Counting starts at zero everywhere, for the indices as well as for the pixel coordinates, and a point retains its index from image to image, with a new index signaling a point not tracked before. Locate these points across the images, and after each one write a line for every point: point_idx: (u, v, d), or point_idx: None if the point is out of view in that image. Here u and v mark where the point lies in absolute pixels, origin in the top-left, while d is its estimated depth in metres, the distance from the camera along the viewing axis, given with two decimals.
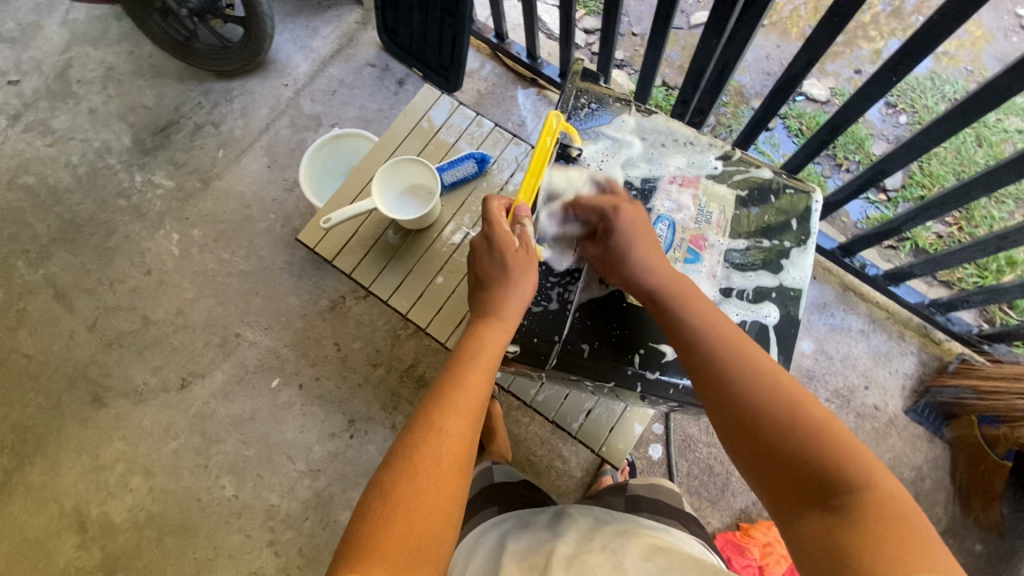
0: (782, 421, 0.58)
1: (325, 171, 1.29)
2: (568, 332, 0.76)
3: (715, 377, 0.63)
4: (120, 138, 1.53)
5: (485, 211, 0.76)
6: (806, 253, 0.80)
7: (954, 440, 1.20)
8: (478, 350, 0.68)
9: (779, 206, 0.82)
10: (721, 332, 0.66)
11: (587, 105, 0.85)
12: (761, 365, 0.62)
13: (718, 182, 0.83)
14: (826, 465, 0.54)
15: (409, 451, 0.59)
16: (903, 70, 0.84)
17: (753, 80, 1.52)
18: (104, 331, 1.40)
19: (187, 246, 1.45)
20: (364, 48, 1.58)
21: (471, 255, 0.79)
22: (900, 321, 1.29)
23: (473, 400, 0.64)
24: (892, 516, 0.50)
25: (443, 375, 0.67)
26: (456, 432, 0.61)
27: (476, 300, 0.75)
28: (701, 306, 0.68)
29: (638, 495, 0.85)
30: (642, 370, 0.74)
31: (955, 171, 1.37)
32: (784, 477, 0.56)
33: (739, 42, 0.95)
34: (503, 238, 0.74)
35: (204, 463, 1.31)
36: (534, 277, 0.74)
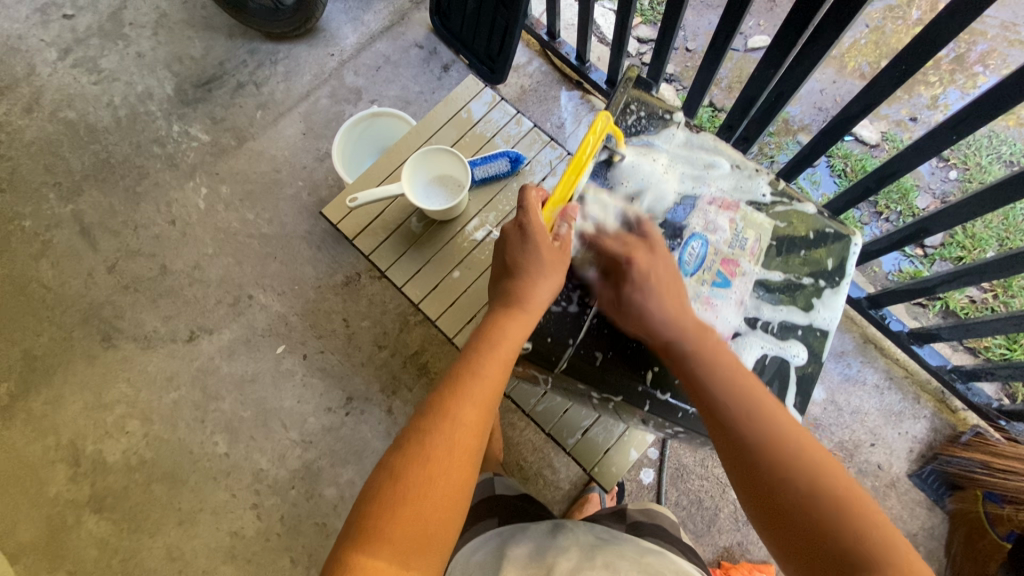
0: (808, 494, 0.56)
1: (358, 148, 1.29)
2: (583, 337, 0.75)
3: (736, 441, 0.60)
4: (163, 86, 1.55)
5: (523, 200, 0.73)
6: (838, 294, 0.78)
7: (955, 512, 1.16)
8: (498, 340, 0.67)
9: (818, 242, 0.79)
10: (741, 388, 0.63)
11: (637, 114, 0.83)
12: (782, 429, 0.60)
13: (759, 211, 0.81)
14: (855, 543, 0.53)
15: (422, 436, 0.59)
16: (966, 129, 0.80)
17: (803, 113, 1.48)
18: (122, 274, 1.42)
19: (213, 202, 1.46)
20: (414, 28, 1.57)
21: (500, 241, 0.75)
22: (918, 382, 1.25)
23: (490, 388, 0.63)
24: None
25: (463, 361, 0.66)
26: (469, 423, 0.60)
27: (502, 287, 0.72)
28: (721, 358, 0.66)
29: (638, 522, 0.84)
30: (653, 389, 0.73)
31: (1000, 236, 1.32)
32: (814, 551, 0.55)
33: (797, 76, 0.92)
34: (540, 230, 0.71)
35: (201, 417, 1.33)
36: (563, 273, 0.72)
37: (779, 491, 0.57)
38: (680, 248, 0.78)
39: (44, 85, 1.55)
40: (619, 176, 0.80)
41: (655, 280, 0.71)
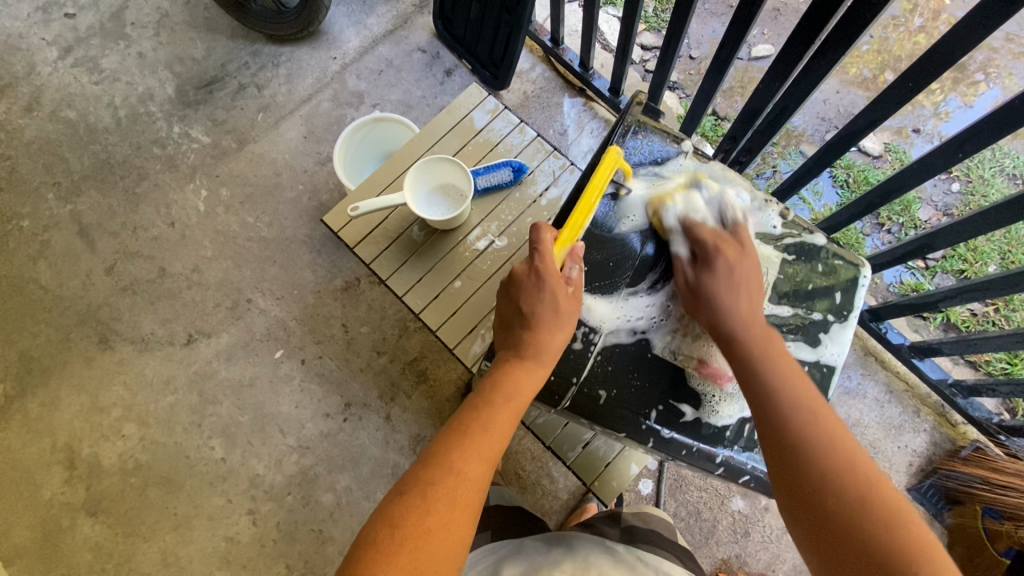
0: (854, 499, 0.58)
1: (359, 153, 1.28)
2: (587, 375, 0.76)
3: (784, 439, 0.62)
4: (164, 87, 1.54)
5: (537, 242, 0.73)
6: (846, 328, 0.80)
7: (954, 526, 1.16)
8: (509, 394, 0.68)
9: (825, 276, 0.81)
10: (802, 395, 0.65)
11: (642, 143, 0.82)
12: (836, 437, 0.62)
13: (767, 243, 0.81)
14: (896, 554, 0.55)
15: (425, 487, 0.59)
16: (972, 148, 0.79)
17: (807, 123, 1.47)
18: (120, 276, 1.41)
19: (213, 205, 1.45)
20: (417, 32, 1.56)
21: (510, 283, 0.75)
22: (918, 396, 1.25)
23: (496, 444, 0.64)
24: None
25: (472, 412, 0.66)
26: (473, 477, 0.61)
27: (512, 337, 0.73)
28: (782, 361, 0.68)
29: (631, 526, 0.83)
30: (657, 427, 0.75)
31: (1001, 250, 1.32)
32: (842, 555, 0.57)
33: (803, 90, 0.91)
34: (553, 278, 0.71)
35: (198, 422, 1.32)
36: (574, 322, 0.73)
37: (819, 493, 0.59)
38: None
39: (44, 85, 1.54)
40: (625, 208, 0.80)
41: (738, 278, 0.72)
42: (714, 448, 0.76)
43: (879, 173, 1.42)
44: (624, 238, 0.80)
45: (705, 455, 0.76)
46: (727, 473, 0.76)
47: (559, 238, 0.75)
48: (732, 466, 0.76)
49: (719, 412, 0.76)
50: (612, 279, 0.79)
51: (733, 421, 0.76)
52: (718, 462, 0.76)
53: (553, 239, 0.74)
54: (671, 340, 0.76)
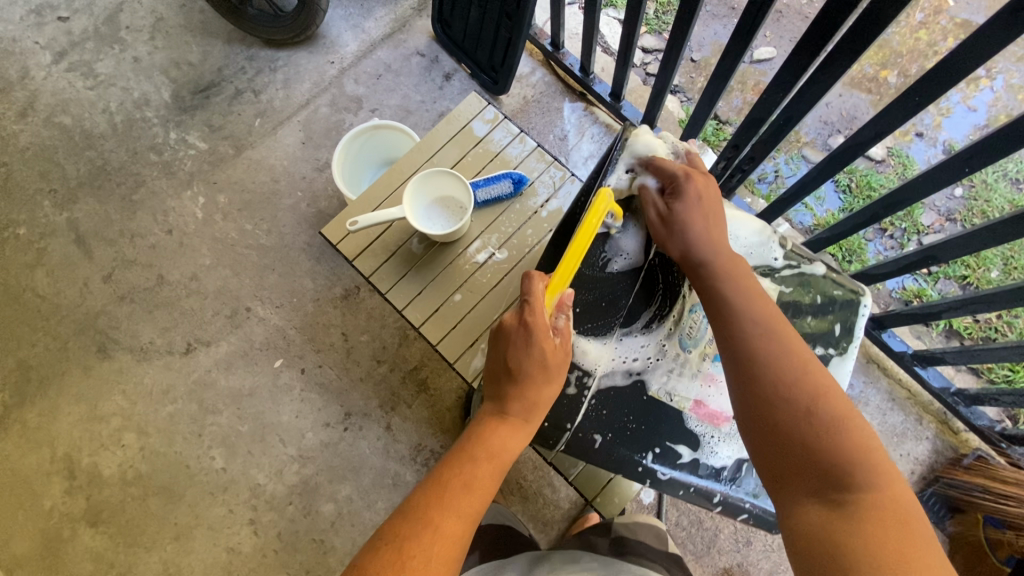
0: (803, 407, 0.60)
1: (358, 160, 1.27)
2: (580, 421, 0.78)
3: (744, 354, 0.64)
4: (160, 92, 1.52)
5: (529, 293, 0.72)
6: (845, 360, 0.81)
7: (955, 534, 1.16)
8: (494, 452, 0.68)
9: (825, 307, 0.83)
10: (765, 312, 0.68)
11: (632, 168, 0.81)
12: (794, 354, 0.63)
13: (766, 277, 0.83)
14: (838, 455, 0.57)
15: (400, 544, 0.59)
16: (979, 163, 0.78)
17: (809, 126, 1.46)
18: (118, 284, 1.40)
19: (211, 212, 1.44)
20: (416, 35, 1.55)
21: (499, 336, 0.73)
22: (920, 403, 1.25)
23: (477, 501, 0.64)
24: (896, 517, 0.54)
25: (454, 467, 0.67)
26: (451, 534, 0.61)
27: (500, 390, 0.72)
28: (746, 284, 0.71)
29: (620, 538, 0.85)
30: (654, 468, 0.78)
31: (1004, 255, 1.31)
32: (793, 459, 0.59)
33: (808, 100, 0.90)
34: (542, 333, 0.71)
35: (198, 431, 1.32)
36: (563, 374, 0.73)
37: (775, 400, 0.61)
38: (682, 322, 0.82)
39: (39, 90, 1.53)
40: (618, 247, 0.82)
41: (705, 207, 0.76)
42: (712, 486, 0.78)
43: (882, 178, 1.41)
44: (617, 278, 0.82)
45: (704, 495, 0.78)
46: (726, 511, 0.78)
47: (550, 284, 0.73)
48: (730, 504, 0.77)
49: (717, 452, 0.78)
50: (607, 319, 0.82)
51: (731, 461, 0.78)
52: (716, 501, 0.78)
53: (545, 287, 0.73)
54: (665, 382, 0.80)
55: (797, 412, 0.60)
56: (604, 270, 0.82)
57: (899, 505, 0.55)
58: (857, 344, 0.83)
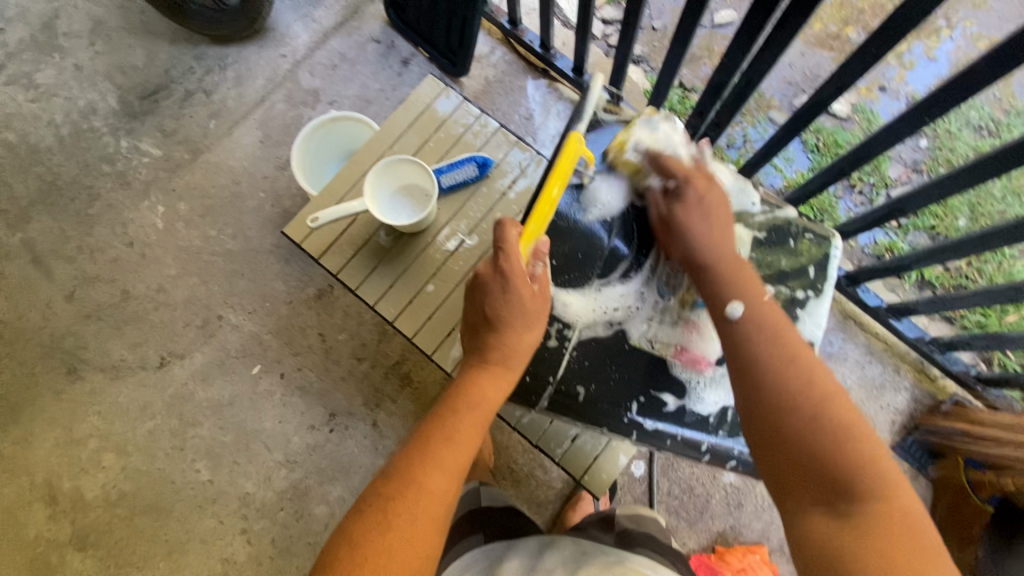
0: (808, 417, 0.61)
1: (319, 154, 1.23)
2: (563, 373, 0.78)
3: (747, 365, 0.66)
4: (106, 99, 1.46)
5: (502, 240, 0.70)
6: (821, 302, 0.81)
7: (938, 478, 1.20)
8: (475, 402, 0.68)
9: (799, 249, 0.82)
10: (770, 323, 0.69)
11: (599, 125, 0.84)
12: (795, 363, 0.65)
13: (739, 223, 0.83)
14: (843, 466, 0.58)
15: (386, 504, 0.58)
16: (938, 111, 0.78)
17: (773, 88, 1.45)
18: (82, 302, 1.36)
19: (172, 221, 1.39)
20: (369, 21, 1.50)
21: (476, 287, 0.73)
22: (897, 354, 1.27)
23: (462, 454, 0.64)
24: (900, 524, 0.55)
25: (436, 422, 0.66)
26: (438, 489, 0.60)
27: (481, 341, 0.72)
28: (755, 295, 0.70)
29: (627, 530, 0.83)
30: (639, 419, 0.77)
31: (971, 203, 1.33)
32: (801, 469, 0.60)
33: (767, 61, 0.89)
34: (519, 281, 0.70)
35: (180, 445, 1.29)
36: (543, 321, 0.73)
37: (780, 411, 0.62)
38: (659, 269, 0.80)
39: None
40: (592, 198, 0.82)
41: (709, 212, 0.75)
42: (699, 435, 0.77)
43: (848, 135, 1.42)
44: (591, 228, 0.82)
45: (690, 444, 0.77)
46: (714, 460, 0.77)
47: (524, 233, 0.72)
48: (719, 452, 0.77)
49: (704, 398, 0.77)
50: (583, 271, 0.81)
51: (716, 409, 0.77)
52: (704, 450, 0.77)
53: (519, 236, 0.72)
54: (645, 329, 0.79)
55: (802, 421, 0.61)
56: (579, 221, 0.82)
57: (903, 512, 0.56)
58: (831, 285, 0.82)
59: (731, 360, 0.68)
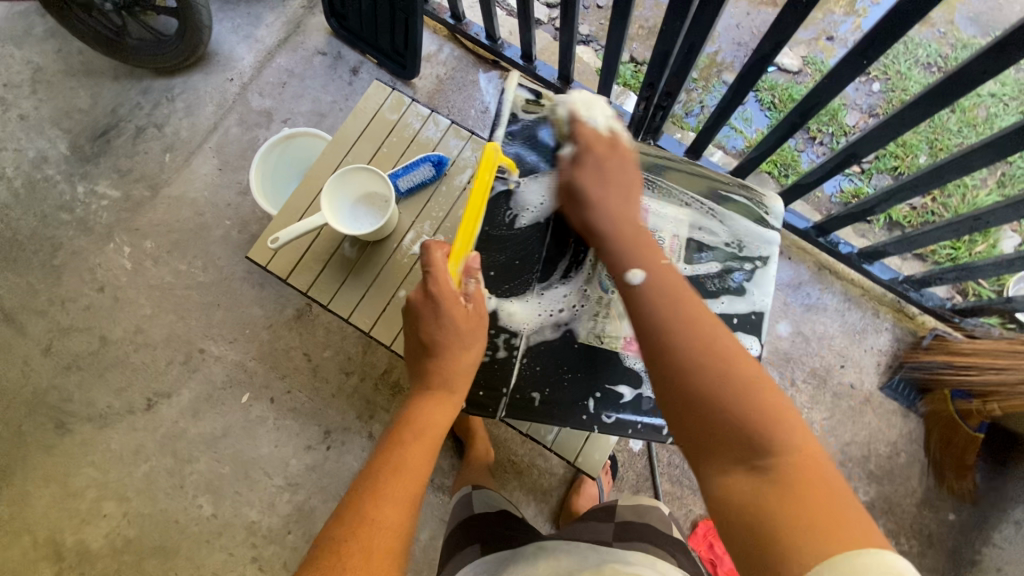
0: (706, 367, 0.57)
1: (278, 174, 1.21)
2: (517, 381, 0.78)
3: (647, 326, 0.61)
4: (56, 146, 1.43)
5: (429, 264, 0.70)
6: (768, 270, 0.83)
7: (929, 414, 1.21)
8: (422, 429, 0.66)
9: (736, 216, 0.85)
10: (673, 286, 0.63)
11: (525, 123, 0.83)
12: (694, 318, 0.60)
13: (674, 203, 0.84)
14: (751, 419, 0.54)
15: (339, 546, 0.55)
16: (875, 53, 0.80)
17: (723, 50, 1.45)
18: (60, 354, 1.34)
19: (140, 260, 1.37)
20: (313, 34, 1.48)
21: (408, 314, 0.72)
22: (874, 297, 1.28)
23: (414, 482, 0.62)
24: (812, 479, 0.50)
25: (382, 454, 0.64)
26: (392, 522, 0.58)
27: (421, 366, 0.71)
28: (656, 258, 0.66)
29: (626, 523, 0.83)
30: (598, 415, 0.78)
31: (929, 140, 1.35)
32: (712, 427, 0.55)
33: (705, 24, 0.90)
34: (452, 302, 0.69)
35: (179, 483, 1.28)
36: (483, 337, 0.73)
37: (687, 370, 0.57)
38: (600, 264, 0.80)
39: None
40: (523, 202, 0.81)
41: (608, 176, 0.70)
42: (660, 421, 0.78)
43: (802, 89, 1.43)
44: (526, 232, 0.81)
45: (654, 429, 0.78)
46: None
47: (452, 252, 0.73)
48: None
49: None
50: (523, 276, 0.80)
51: None
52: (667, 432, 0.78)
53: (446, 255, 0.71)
54: (592, 327, 0.79)
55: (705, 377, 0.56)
56: (512, 227, 0.81)
57: (813, 460, 0.52)
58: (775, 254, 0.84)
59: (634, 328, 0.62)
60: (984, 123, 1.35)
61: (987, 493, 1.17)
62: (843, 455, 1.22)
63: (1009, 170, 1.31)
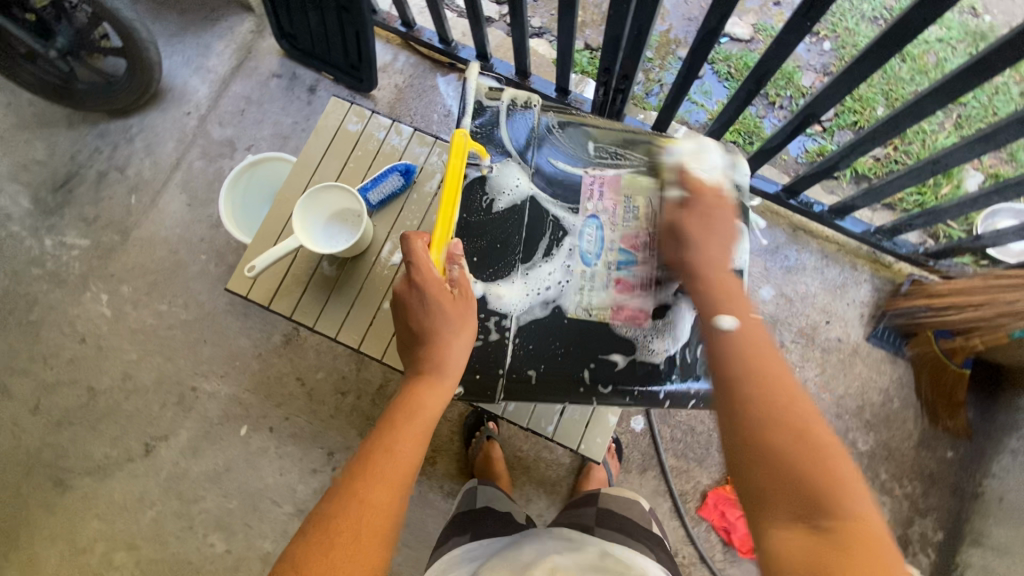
0: (774, 414, 0.58)
1: (248, 201, 1.20)
2: (510, 361, 0.78)
3: (726, 362, 0.64)
4: (18, 201, 1.40)
5: (411, 255, 0.70)
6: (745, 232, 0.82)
7: (915, 357, 1.24)
8: (413, 412, 0.66)
9: None
10: (760, 342, 0.65)
11: (490, 113, 0.84)
12: (774, 373, 0.61)
13: (642, 174, 0.84)
14: (811, 477, 0.53)
15: (327, 523, 0.57)
16: (817, 14, 0.81)
17: (675, 26, 1.46)
18: (49, 412, 1.32)
19: (119, 306, 1.36)
20: (266, 58, 1.47)
21: (398, 306, 0.73)
22: (850, 251, 1.31)
23: (403, 466, 0.62)
24: (868, 548, 0.48)
25: (375, 435, 0.64)
26: (379, 502, 0.59)
27: (414, 353, 0.71)
28: (740, 308, 0.67)
29: (609, 511, 0.86)
30: (595, 386, 0.78)
31: (884, 92, 1.37)
32: (770, 475, 0.55)
33: (650, 4, 0.91)
34: (437, 287, 0.70)
35: (188, 524, 1.27)
36: (472, 323, 0.73)
37: (751, 410, 0.59)
38: (578, 236, 0.82)
39: None
40: (498, 185, 0.81)
41: (709, 226, 0.74)
42: (655, 386, 0.78)
43: (756, 56, 1.45)
44: (503, 215, 0.81)
45: (650, 394, 0.78)
46: (675, 404, 0.78)
47: (434, 240, 0.73)
48: (677, 396, 0.78)
49: (652, 349, 0.78)
50: (506, 259, 0.80)
51: (663, 357, 0.79)
52: (663, 396, 0.78)
53: (427, 244, 0.72)
54: (580, 300, 0.80)
55: (774, 424, 0.57)
56: (490, 211, 0.81)
57: (872, 530, 0.50)
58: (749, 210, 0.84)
59: (711, 363, 0.65)
60: (935, 68, 1.38)
61: (980, 427, 1.20)
62: (839, 408, 1.24)
63: (964, 111, 1.34)
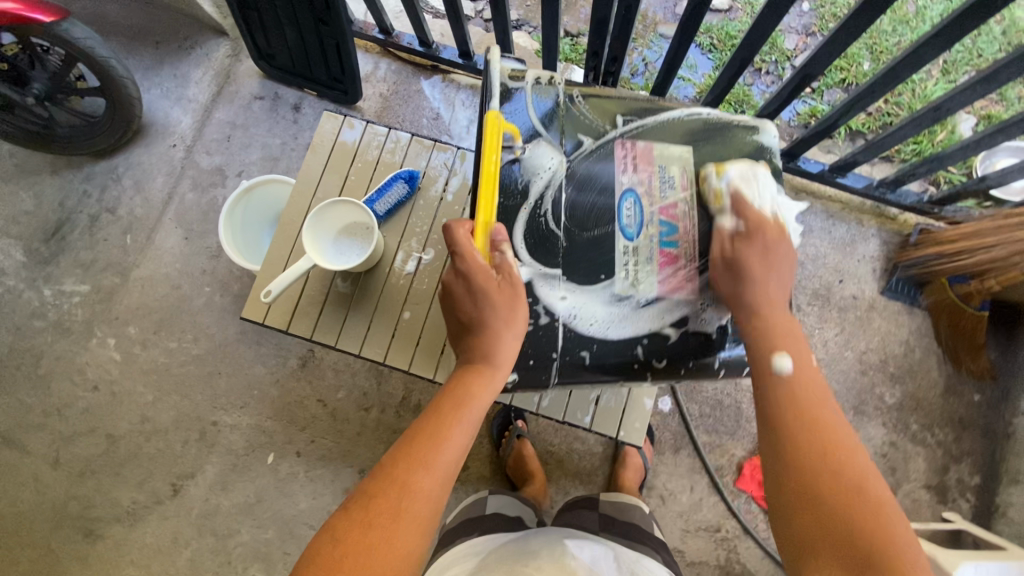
0: (829, 455, 0.60)
1: (249, 226, 1.18)
2: (562, 344, 0.73)
3: (785, 393, 0.65)
4: (11, 255, 1.37)
5: (454, 243, 0.70)
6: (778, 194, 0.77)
7: (932, 305, 1.24)
8: (461, 402, 0.64)
9: (733, 139, 0.79)
10: (815, 389, 0.66)
11: (508, 91, 0.79)
12: (832, 424, 0.63)
13: (672, 143, 0.78)
14: (856, 521, 0.56)
15: (368, 500, 0.57)
16: None
17: (653, 4, 1.46)
18: (70, 464, 1.29)
19: (128, 348, 1.33)
20: (245, 81, 1.45)
21: (446, 298, 0.72)
22: (855, 209, 1.31)
23: (449, 454, 0.61)
24: None
25: (423, 418, 0.64)
26: (423, 488, 0.58)
27: (465, 342, 0.70)
28: (798, 352, 0.68)
29: (611, 517, 0.87)
30: (649, 360, 0.73)
31: (868, 46, 1.37)
32: (820, 510, 0.58)
33: None
34: (480, 274, 0.69)
35: (226, 559, 1.25)
36: (521, 308, 0.69)
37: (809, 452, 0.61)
38: (616, 211, 0.75)
39: None
40: (532, 167, 0.76)
41: (769, 266, 0.71)
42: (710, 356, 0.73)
43: (737, 25, 1.44)
44: (539, 196, 0.75)
45: (705, 365, 0.73)
46: (731, 372, 0.74)
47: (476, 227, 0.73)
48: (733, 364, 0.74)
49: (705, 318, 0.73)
50: (547, 241, 0.74)
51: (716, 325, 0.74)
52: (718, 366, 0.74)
53: (469, 232, 0.72)
54: (626, 275, 0.74)
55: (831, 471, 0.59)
56: (526, 193, 0.75)
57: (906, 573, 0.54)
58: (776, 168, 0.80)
59: (764, 392, 0.66)
60: (916, 18, 1.39)
61: (1002, 366, 1.21)
62: (863, 364, 1.25)
63: (950, 57, 1.34)
